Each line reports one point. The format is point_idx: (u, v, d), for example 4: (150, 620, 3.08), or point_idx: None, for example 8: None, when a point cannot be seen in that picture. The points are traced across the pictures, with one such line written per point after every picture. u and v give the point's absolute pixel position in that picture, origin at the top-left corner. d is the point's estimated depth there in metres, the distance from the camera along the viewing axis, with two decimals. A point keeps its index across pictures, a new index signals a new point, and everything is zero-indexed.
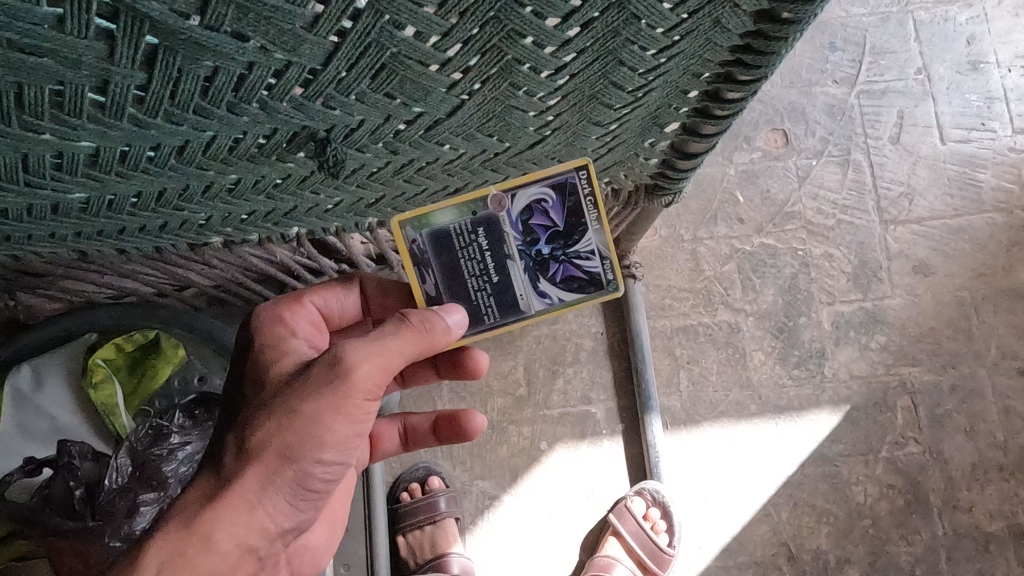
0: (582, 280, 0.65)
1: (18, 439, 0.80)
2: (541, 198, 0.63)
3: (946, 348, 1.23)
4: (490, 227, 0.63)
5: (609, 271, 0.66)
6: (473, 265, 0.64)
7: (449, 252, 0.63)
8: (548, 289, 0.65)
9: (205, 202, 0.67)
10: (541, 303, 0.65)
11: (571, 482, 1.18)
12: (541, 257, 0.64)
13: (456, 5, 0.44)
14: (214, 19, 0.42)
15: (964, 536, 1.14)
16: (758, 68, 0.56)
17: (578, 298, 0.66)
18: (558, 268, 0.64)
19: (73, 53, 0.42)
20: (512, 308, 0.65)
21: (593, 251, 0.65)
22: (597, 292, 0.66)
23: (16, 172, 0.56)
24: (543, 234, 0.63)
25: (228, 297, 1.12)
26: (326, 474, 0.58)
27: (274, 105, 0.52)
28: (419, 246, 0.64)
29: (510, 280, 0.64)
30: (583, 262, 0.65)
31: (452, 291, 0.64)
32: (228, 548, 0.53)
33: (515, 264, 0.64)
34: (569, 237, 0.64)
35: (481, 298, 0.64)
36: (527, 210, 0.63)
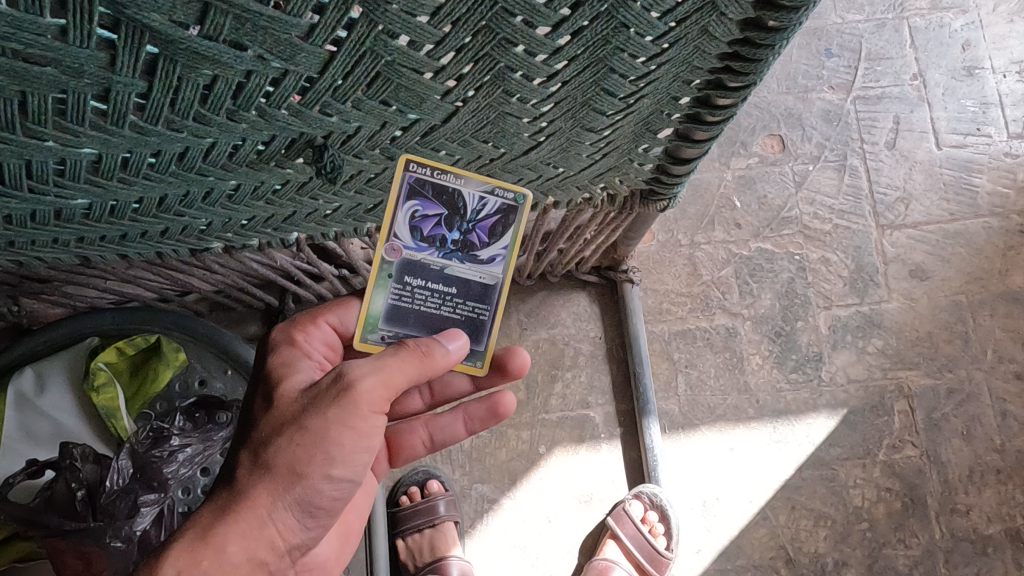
0: (499, 219, 0.66)
1: (21, 442, 0.80)
2: (412, 209, 0.65)
3: (943, 352, 1.24)
4: (410, 268, 0.65)
5: (506, 190, 0.66)
6: (430, 300, 0.66)
7: (404, 316, 0.66)
8: (488, 251, 0.66)
9: (206, 207, 0.68)
10: (497, 264, 0.67)
11: (569, 486, 1.18)
12: (459, 241, 0.65)
13: (448, 14, 0.45)
14: (212, 29, 0.43)
15: (961, 538, 1.15)
16: (747, 75, 0.57)
17: (512, 230, 0.67)
18: (477, 233, 0.66)
19: (76, 62, 0.43)
20: (485, 292, 0.67)
21: (485, 196, 0.66)
22: (518, 213, 0.67)
23: (19, 178, 0.57)
24: (440, 229, 0.65)
25: (229, 302, 1.13)
26: (334, 492, 0.58)
27: (272, 112, 0.53)
28: (388, 333, 0.66)
29: (463, 278, 0.66)
30: (487, 209, 0.66)
31: (440, 333, 0.66)
32: (239, 561, 0.53)
33: (453, 265, 0.66)
34: (456, 209, 0.65)
35: (465, 310, 0.66)
36: (410, 232, 0.65)
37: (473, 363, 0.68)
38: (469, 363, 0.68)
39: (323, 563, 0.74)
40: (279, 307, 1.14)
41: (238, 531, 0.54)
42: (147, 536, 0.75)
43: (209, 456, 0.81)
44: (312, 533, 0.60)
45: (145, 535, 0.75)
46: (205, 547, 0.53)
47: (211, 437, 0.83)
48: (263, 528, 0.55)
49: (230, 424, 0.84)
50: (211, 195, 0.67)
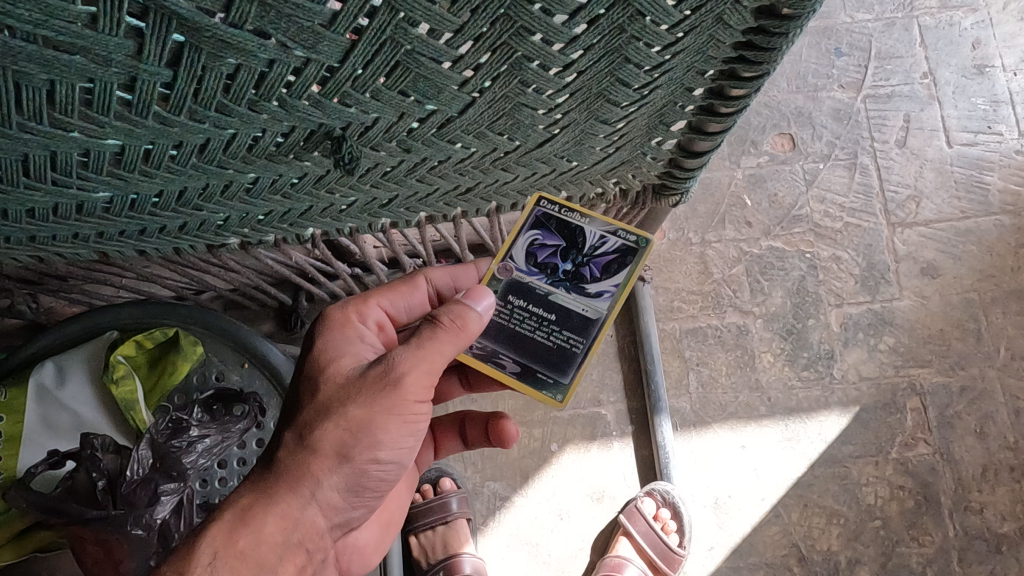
0: (614, 258, 0.75)
1: (41, 433, 0.81)
2: (532, 237, 0.75)
3: (955, 349, 1.23)
4: (516, 288, 0.74)
5: (629, 236, 0.75)
6: (529, 322, 0.73)
7: (497, 330, 0.73)
8: (598, 287, 0.74)
9: (224, 202, 0.69)
10: (602, 301, 0.73)
11: (582, 483, 1.19)
12: (569, 271, 0.74)
13: (467, 2, 0.46)
14: (237, 17, 0.44)
15: (975, 537, 1.14)
16: (760, 64, 0.58)
17: (625, 273, 0.74)
18: (591, 267, 0.74)
19: (104, 51, 0.44)
20: (585, 325, 0.73)
21: (604, 236, 0.75)
22: (634, 257, 0.75)
23: (43, 169, 0.58)
24: (554, 258, 0.74)
25: (245, 301, 1.14)
26: (381, 472, 0.61)
27: (293, 103, 0.54)
28: (478, 348, 0.72)
29: (565, 308, 0.73)
30: (604, 248, 0.75)
31: (528, 354, 0.73)
32: (274, 540, 0.56)
33: (558, 293, 0.74)
34: (575, 244, 0.75)
35: (560, 340, 0.73)
36: (524, 255, 0.75)
37: (552, 394, 0.73)
38: (550, 393, 0.72)
39: (360, 548, 0.75)
40: (294, 306, 1.15)
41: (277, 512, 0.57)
42: (168, 525, 0.76)
43: (227, 446, 0.84)
44: (358, 514, 0.63)
45: (165, 524, 0.76)
46: (242, 526, 0.55)
47: (229, 428, 0.84)
48: (303, 510, 0.58)
49: (247, 415, 0.85)
50: (229, 189, 0.67)
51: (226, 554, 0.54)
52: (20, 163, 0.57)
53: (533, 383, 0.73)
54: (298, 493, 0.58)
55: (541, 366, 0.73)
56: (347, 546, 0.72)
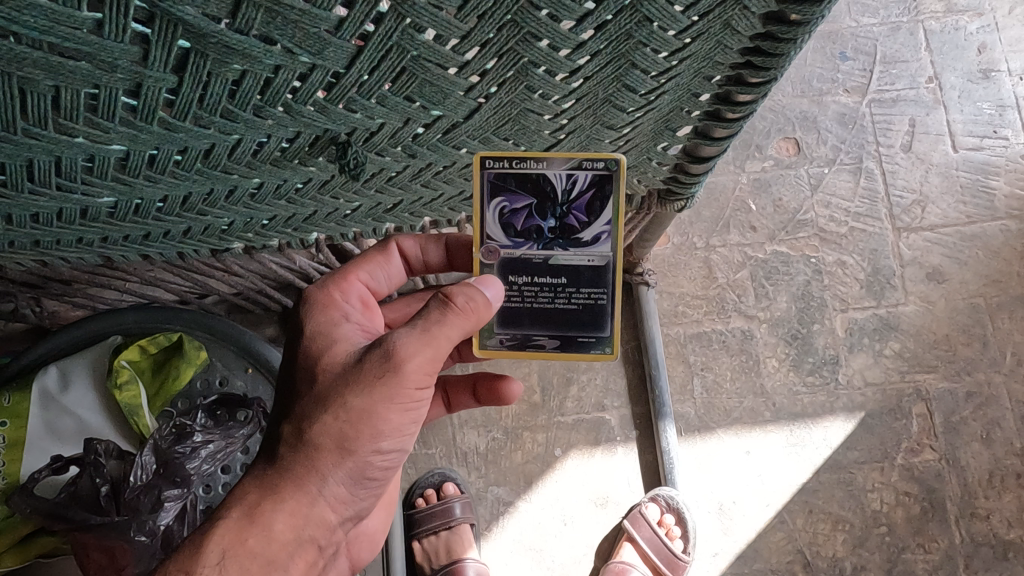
0: (592, 195, 0.63)
1: (45, 438, 0.81)
2: (499, 207, 0.63)
3: (961, 355, 1.23)
4: (512, 265, 0.64)
5: (596, 162, 0.62)
6: (543, 295, 0.64)
7: (519, 317, 0.64)
8: (593, 231, 0.63)
9: (228, 207, 0.69)
10: (603, 244, 0.63)
11: (586, 488, 1.18)
12: (555, 228, 0.63)
13: (474, 8, 0.46)
14: (243, 23, 0.44)
15: (981, 543, 1.14)
16: (767, 70, 0.58)
17: (613, 203, 0.63)
18: (574, 214, 0.63)
19: (110, 57, 0.44)
20: (598, 276, 0.64)
21: (572, 174, 0.63)
22: (615, 184, 0.63)
23: (49, 175, 0.58)
24: (534, 219, 0.63)
25: (248, 305, 1.14)
26: (385, 463, 0.60)
27: (298, 108, 0.54)
28: (506, 339, 0.66)
29: (571, 265, 0.64)
30: (577, 188, 0.63)
31: (559, 326, 0.65)
32: (285, 537, 0.56)
33: (556, 253, 0.64)
34: (546, 195, 0.63)
35: (581, 298, 0.64)
36: (503, 230, 0.64)
37: (601, 350, 0.65)
38: (597, 351, 0.65)
39: (370, 535, 0.76)
40: None
41: (283, 509, 0.56)
42: (171, 531, 0.76)
43: (231, 452, 0.82)
44: (363, 504, 0.62)
45: (168, 530, 0.76)
46: (252, 525, 0.55)
47: (233, 433, 0.83)
48: (313, 506, 0.57)
49: (250, 421, 0.84)
50: (233, 194, 0.67)
51: (234, 553, 0.54)
52: (24, 168, 0.57)
53: (576, 349, 0.65)
54: (305, 491, 0.56)
55: (576, 332, 0.65)
56: (356, 533, 0.73)
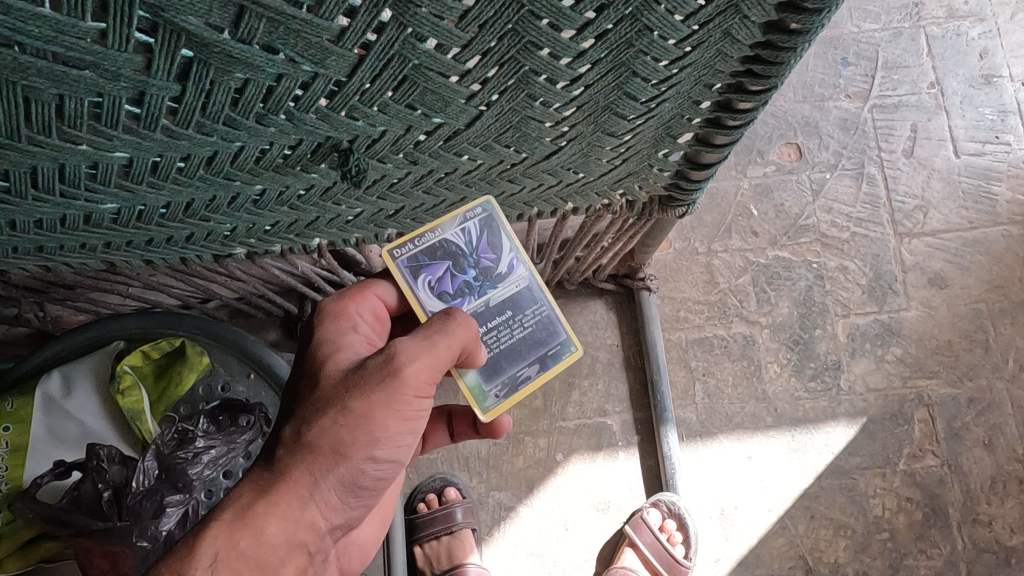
0: (487, 235, 0.72)
1: (48, 443, 0.81)
2: (425, 283, 0.70)
3: (963, 361, 1.23)
4: None
5: (473, 211, 0.72)
6: (506, 333, 0.72)
7: (497, 363, 0.71)
8: (506, 261, 0.73)
9: (231, 213, 0.69)
10: (518, 267, 0.73)
11: (587, 493, 1.18)
12: (477, 274, 0.72)
13: (476, 17, 0.46)
14: (246, 33, 0.44)
15: (983, 550, 1.14)
16: (768, 78, 0.58)
17: (509, 233, 0.73)
18: (484, 257, 0.72)
19: (113, 65, 0.44)
20: (530, 294, 0.74)
21: (463, 227, 0.72)
22: (500, 216, 0.73)
23: (52, 182, 0.58)
24: (458, 278, 0.71)
25: (251, 309, 1.14)
26: (378, 472, 0.60)
27: (301, 116, 0.54)
28: (500, 391, 0.72)
29: (508, 297, 0.73)
30: (473, 235, 0.72)
31: (529, 352, 0.73)
32: (277, 541, 0.54)
33: (491, 294, 0.72)
34: (455, 253, 0.71)
35: (530, 318, 0.74)
36: (440, 301, 0.70)
37: (570, 349, 0.76)
38: (566, 354, 0.75)
39: (360, 544, 0.77)
40: (299, 314, 1.15)
41: (275, 511, 0.54)
42: (172, 536, 0.75)
43: (233, 458, 0.83)
44: (355, 514, 0.61)
45: (170, 535, 0.76)
46: (244, 527, 0.53)
47: (235, 439, 0.84)
48: (304, 510, 0.56)
49: (253, 426, 0.84)
50: (236, 201, 0.67)
51: (227, 555, 0.52)
52: (28, 175, 0.57)
53: (554, 362, 0.74)
54: (297, 493, 0.55)
55: (543, 348, 0.74)
56: (346, 542, 0.74)
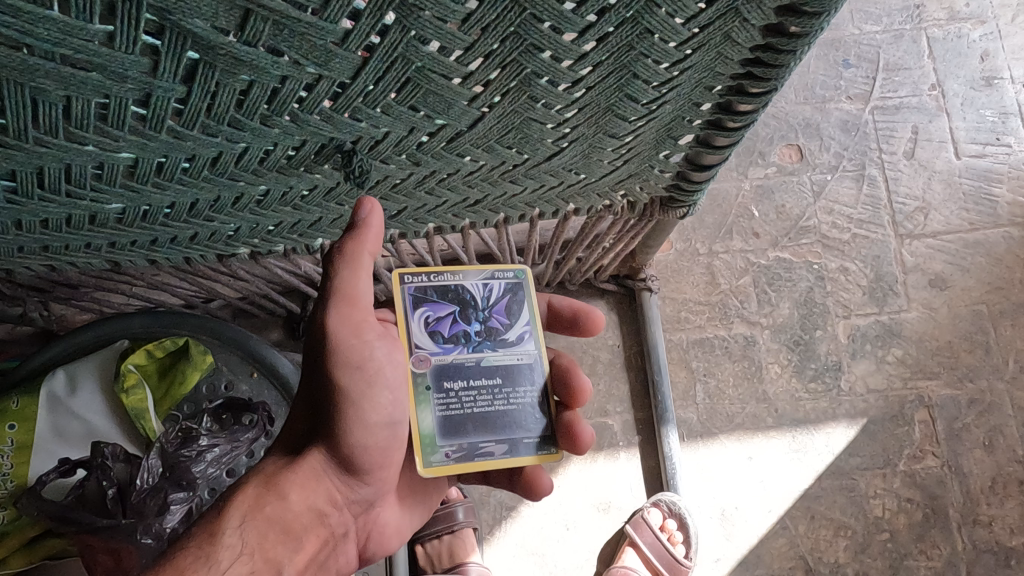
0: (508, 299, 0.77)
1: (53, 443, 0.81)
2: (422, 316, 0.74)
3: (964, 362, 1.23)
4: (445, 373, 0.72)
5: (502, 275, 0.77)
6: (481, 400, 0.72)
7: (461, 425, 0.71)
8: (515, 332, 0.76)
9: (235, 213, 0.70)
10: (527, 343, 0.76)
11: (588, 492, 1.19)
12: (481, 329, 0.74)
13: (478, 20, 0.47)
14: (251, 36, 0.45)
15: (984, 551, 1.14)
16: (768, 80, 0.58)
17: (529, 308, 0.77)
18: (494, 317, 0.75)
19: (120, 67, 0.45)
20: (528, 376, 0.75)
21: (487, 283, 0.77)
22: (526, 291, 0.78)
23: (58, 181, 0.59)
24: (458, 325, 0.74)
25: (253, 309, 1.15)
26: (374, 441, 0.66)
27: (305, 117, 0.54)
28: (451, 452, 0.71)
29: (502, 367, 0.74)
30: (494, 294, 0.76)
31: (499, 428, 0.72)
32: (299, 508, 0.62)
33: (486, 355, 0.74)
34: (464, 302, 0.75)
35: (517, 397, 0.74)
36: (430, 338, 0.73)
37: (544, 449, 0.73)
38: (540, 450, 0.73)
39: (385, 528, 0.77)
40: (302, 314, 1.15)
41: (295, 481, 0.62)
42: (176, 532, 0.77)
43: (236, 456, 0.83)
44: (366, 489, 0.70)
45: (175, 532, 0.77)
46: (268, 494, 0.60)
47: (237, 437, 0.84)
48: (318, 479, 0.64)
49: (255, 425, 0.85)
50: (240, 201, 0.68)
51: (253, 517, 0.59)
52: (34, 175, 0.58)
53: (525, 452, 0.72)
54: (309, 467, 0.63)
55: (519, 434, 0.73)
56: (369, 520, 0.74)
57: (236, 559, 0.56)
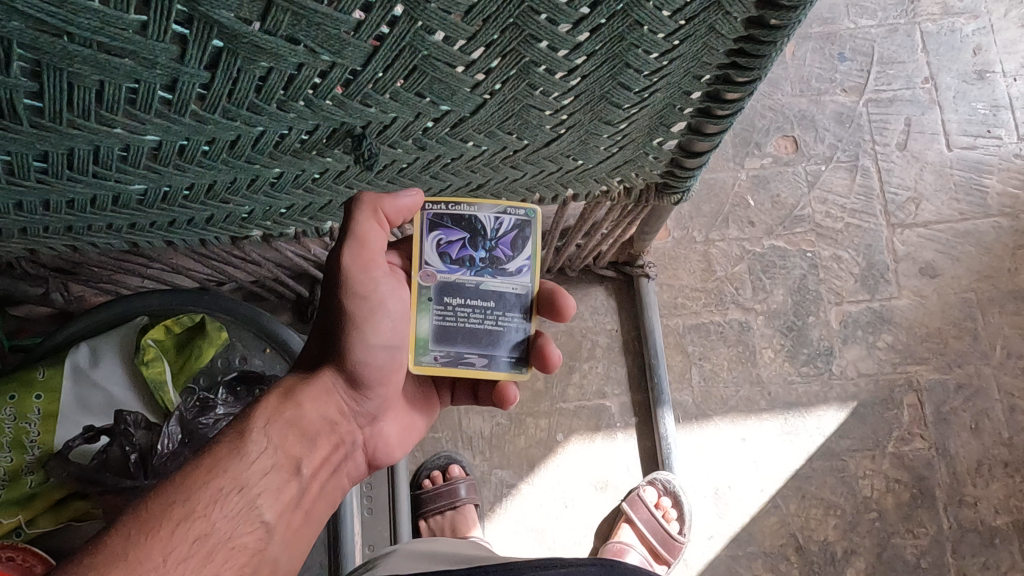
0: (516, 234, 0.73)
1: (77, 411, 0.85)
2: (435, 238, 0.72)
3: (953, 348, 1.27)
4: (446, 290, 0.72)
5: (518, 210, 0.73)
6: (473, 317, 0.72)
7: (450, 335, 0.72)
8: (517, 263, 0.73)
9: (250, 195, 0.74)
10: (525, 275, 0.73)
11: (586, 471, 1.23)
12: (485, 259, 0.72)
13: (480, 12, 0.50)
14: (272, 25, 0.49)
15: (969, 530, 1.18)
16: (752, 70, 0.62)
17: (535, 243, 0.73)
18: (501, 249, 0.72)
19: (151, 55, 0.49)
20: (520, 305, 0.73)
21: (499, 216, 0.73)
22: (534, 226, 0.73)
23: (86, 162, 0.63)
24: (466, 250, 0.72)
25: (264, 292, 1.19)
26: (380, 361, 0.68)
27: (318, 102, 0.58)
28: (439, 356, 0.72)
29: (497, 292, 0.73)
30: (504, 227, 0.72)
31: (484, 344, 0.73)
32: (313, 417, 0.64)
33: (485, 280, 0.72)
34: (475, 231, 0.72)
35: (506, 321, 0.73)
36: (438, 258, 0.72)
37: (519, 369, 0.74)
38: (515, 371, 0.74)
39: (388, 443, 0.76)
40: (310, 297, 1.19)
41: (310, 393, 0.65)
42: None
43: None
44: (375, 403, 0.71)
45: None
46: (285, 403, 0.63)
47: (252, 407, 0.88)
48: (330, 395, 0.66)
49: None
50: (256, 183, 0.72)
51: (276, 421, 0.61)
52: (65, 157, 0.62)
53: (502, 370, 0.73)
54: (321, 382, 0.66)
55: (501, 352, 0.73)
56: (373, 433, 0.74)
57: (264, 459, 0.59)
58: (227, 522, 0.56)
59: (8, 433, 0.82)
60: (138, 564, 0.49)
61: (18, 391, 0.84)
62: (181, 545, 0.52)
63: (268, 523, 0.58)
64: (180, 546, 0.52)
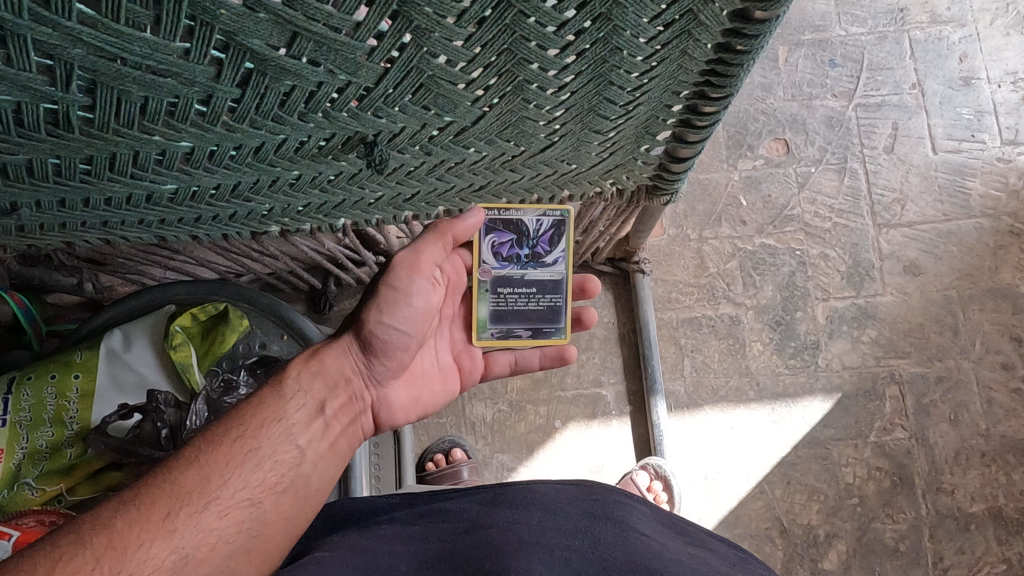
0: (553, 233, 0.91)
1: (112, 390, 0.93)
2: (491, 241, 0.89)
3: (934, 342, 1.33)
4: (499, 282, 0.91)
5: (553, 213, 0.90)
6: (521, 300, 0.92)
7: (503, 316, 0.92)
8: (553, 256, 0.92)
9: (270, 194, 0.80)
10: (559, 264, 0.92)
11: (582, 455, 1.30)
12: (528, 255, 0.91)
13: (477, 40, 0.57)
14: (297, 51, 0.56)
15: (946, 516, 1.24)
16: (724, 87, 0.69)
17: (567, 239, 0.91)
18: (541, 245, 0.91)
19: (191, 75, 0.56)
20: (556, 287, 0.93)
21: (539, 218, 0.90)
22: (567, 227, 0.91)
23: (125, 165, 0.70)
24: (514, 249, 0.90)
25: (280, 284, 1.26)
26: (392, 338, 0.75)
27: (335, 114, 0.65)
28: (496, 331, 0.92)
29: (539, 279, 0.92)
30: (543, 227, 0.91)
31: (532, 320, 0.93)
32: (332, 370, 0.72)
33: (529, 272, 0.92)
34: (521, 233, 0.90)
35: (545, 301, 0.93)
36: (493, 257, 0.90)
37: (558, 334, 0.95)
38: (556, 336, 0.95)
39: (395, 409, 0.82)
40: (323, 289, 1.27)
41: (332, 352, 0.73)
42: None
43: None
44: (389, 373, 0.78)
45: None
46: (312, 359, 0.71)
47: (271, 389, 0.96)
48: (347, 354, 0.74)
49: None
50: (275, 184, 0.79)
51: (305, 372, 0.69)
52: (108, 160, 0.69)
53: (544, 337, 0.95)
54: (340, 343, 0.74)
55: (543, 324, 0.94)
56: (381, 398, 0.79)
57: (298, 405, 0.67)
58: (270, 443, 0.63)
59: (50, 409, 0.89)
60: (206, 464, 0.59)
61: (58, 372, 0.92)
62: (237, 454, 0.61)
63: (301, 447, 0.65)
64: (238, 454, 0.61)
